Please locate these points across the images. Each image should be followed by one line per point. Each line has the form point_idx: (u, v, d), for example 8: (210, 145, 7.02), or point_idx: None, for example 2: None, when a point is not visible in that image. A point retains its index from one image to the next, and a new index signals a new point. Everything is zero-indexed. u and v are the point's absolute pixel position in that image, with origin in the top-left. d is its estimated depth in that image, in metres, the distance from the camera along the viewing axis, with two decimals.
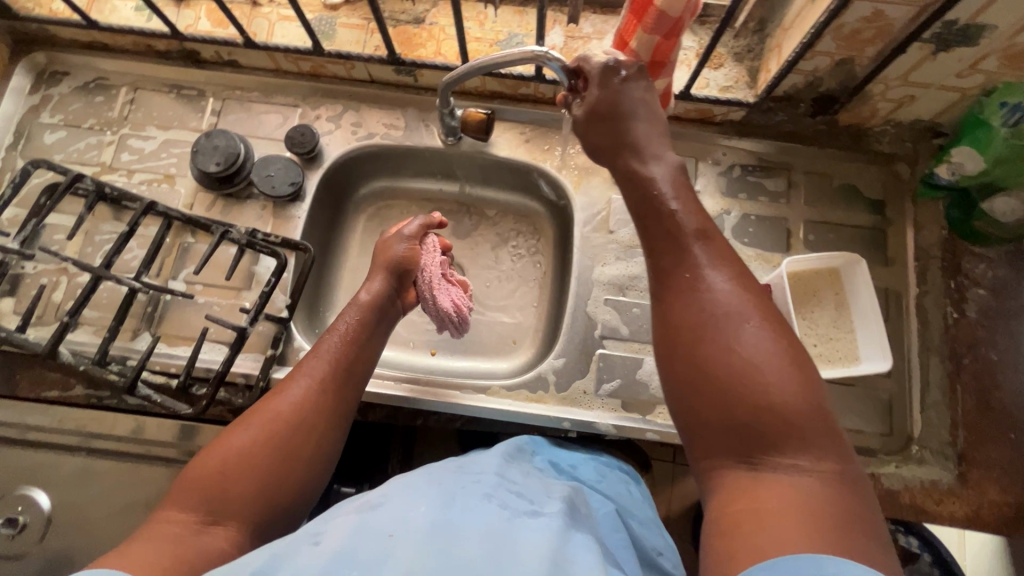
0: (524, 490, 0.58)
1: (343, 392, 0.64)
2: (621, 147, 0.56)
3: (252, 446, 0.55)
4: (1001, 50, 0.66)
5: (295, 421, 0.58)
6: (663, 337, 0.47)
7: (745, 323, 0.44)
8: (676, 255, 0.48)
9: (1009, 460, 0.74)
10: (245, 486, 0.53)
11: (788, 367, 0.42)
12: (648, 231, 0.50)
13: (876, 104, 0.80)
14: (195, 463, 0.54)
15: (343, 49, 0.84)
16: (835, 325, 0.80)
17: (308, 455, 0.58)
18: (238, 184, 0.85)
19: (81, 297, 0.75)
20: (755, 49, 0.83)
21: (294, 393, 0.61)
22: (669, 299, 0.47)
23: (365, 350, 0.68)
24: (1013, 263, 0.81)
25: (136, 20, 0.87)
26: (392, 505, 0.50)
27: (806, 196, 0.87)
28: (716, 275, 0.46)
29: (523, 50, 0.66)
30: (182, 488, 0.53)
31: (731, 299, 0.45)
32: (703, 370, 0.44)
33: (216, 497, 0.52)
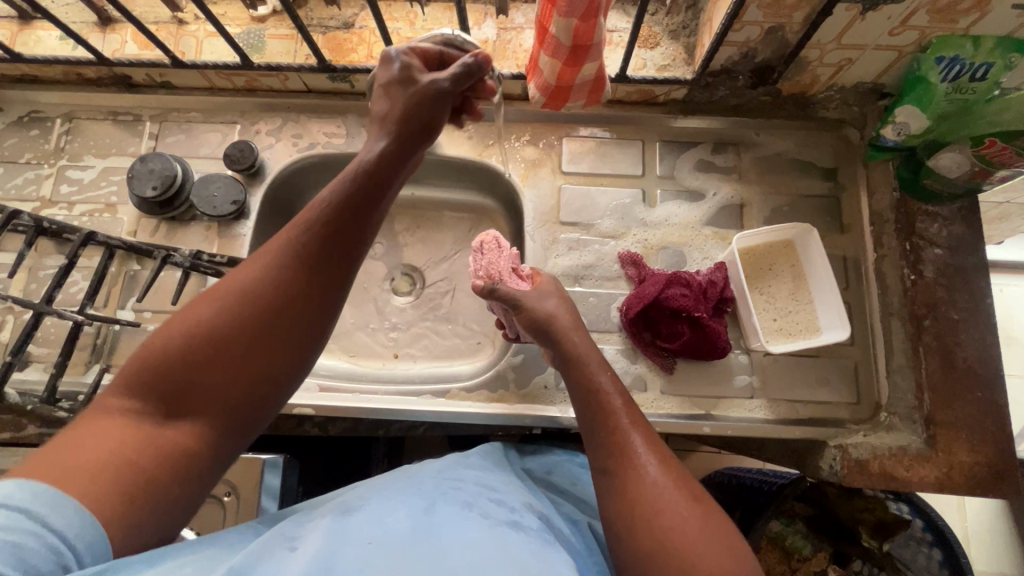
0: (505, 498, 0.58)
1: (334, 279, 0.56)
2: (552, 334, 0.66)
3: (215, 332, 0.51)
4: (928, 4, 0.64)
5: (270, 311, 0.53)
6: (619, 516, 0.51)
7: (679, 500, 0.50)
8: (616, 439, 0.56)
9: (976, 419, 0.72)
10: (211, 377, 0.50)
11: (717, 536, 0.48)
12: (592, 420, 0.59)
13: (815, 70, 0.78)
14: (153, 339, 0.51)
15: (273, 61, 0.83)
16: (794, 298, 0.79)
17: (286, 349, 0.53)
18: (179, 207, 0.84)
19: (22, 335, 0.72)
20: (690, 25, 0.82)
21: (267, 271, 0.54)
22: (615, 482, 0.53)
23: (358, 223, 0.57)
24: (967, 218, 0.79)
25: (61, 50, 0.85)
26: (369, 510, 0.49)
27: (757, 171, 0.85)
28: (649, 459, 0.54)
29: (433, 33, 0.67)
30: (138, 369, 0.49)
31: (665, 480, 0.52)
32: (649, 544, 0.49)
33: (176, 393, 0.49)
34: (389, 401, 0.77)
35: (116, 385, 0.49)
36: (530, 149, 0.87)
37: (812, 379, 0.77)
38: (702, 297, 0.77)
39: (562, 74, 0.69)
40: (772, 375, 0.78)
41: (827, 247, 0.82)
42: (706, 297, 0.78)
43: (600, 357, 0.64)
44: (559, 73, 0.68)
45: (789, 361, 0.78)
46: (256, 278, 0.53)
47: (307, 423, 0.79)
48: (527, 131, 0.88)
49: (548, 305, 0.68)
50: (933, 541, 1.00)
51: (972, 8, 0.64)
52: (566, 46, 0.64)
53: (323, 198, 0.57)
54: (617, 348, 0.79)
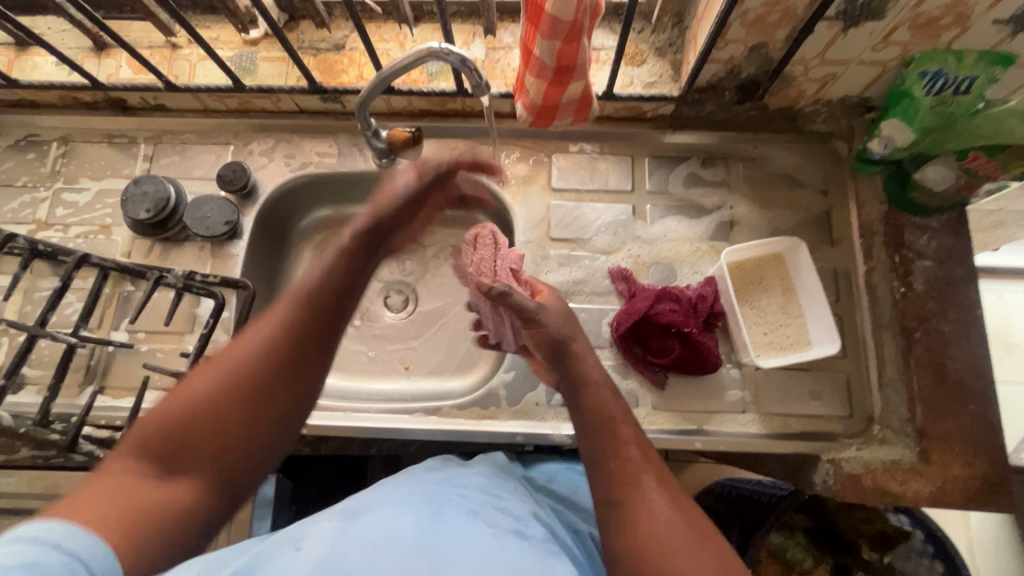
0: (509, 506, 0.58)
1: (330, 342, 0.57)
2: (564, 352, 0.66)
3: (216, 395, 0.51)
4: (908, 20, 0.65)
5: (271, 375, 0.53)
6: (626, 551, 0.50)
7: (690, 539, 0.49)
8: (625, 472, 0.54)
9: (969, 432, 0.71)
10: (213, 439, 0.50)
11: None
12: (597, 451, 0.58)
13: (801, 85, 0.79)
14: (156, 407, 0.51)
15: (265, 83, 0.84)
16: (784, 312, 0.79)
17: (284, 409, 0.53)
18: (172, 228, 0.85)
19: (16, 358, 0.72)
20: (676, 42, 0.83)
21: (266, 332, 0.54)
22: (622, 516, 0.52)
23: (350, 288, 0.59)
24: (956, 230, 0.79)
25: (57, 75, 0.87)
26: (375, 513, 0.49)
27: (746, 184, 0.86)
28: (659, 496, 0.52)
29: (418, 48, 0.64)
30: (140, 434, 0.49)
31: (676, 517, 0.51)
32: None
33: (178, 457, 0.49)
34: (381, 419, 0.77)
35: (117, 452, 0.49)
36: (520, 166, 0.88)
37: (805, 393, 0.77)
38: (692, 311, 0.78)
39: (548, 94, 0.69)
40: (763, 389, 0.77)
41: (817, 261, 0.82)
42: (696, 312, 0.78)
43: (608, 378, 0.64)
44: (545, 93, 0.69)
45: (781, 375, 0.78)
46: (257, 345, 0.54)
47: (299, 442, 0.79)
48: (517, 148, 0.89)
49: (559, 319, 0.68)
50: (934, 552, 0.97)
51: (952, 23, 0.65)
52: (550, 67, 0.65)
53: (313, 272, 0.58)
54: (608, 363, 0.79)
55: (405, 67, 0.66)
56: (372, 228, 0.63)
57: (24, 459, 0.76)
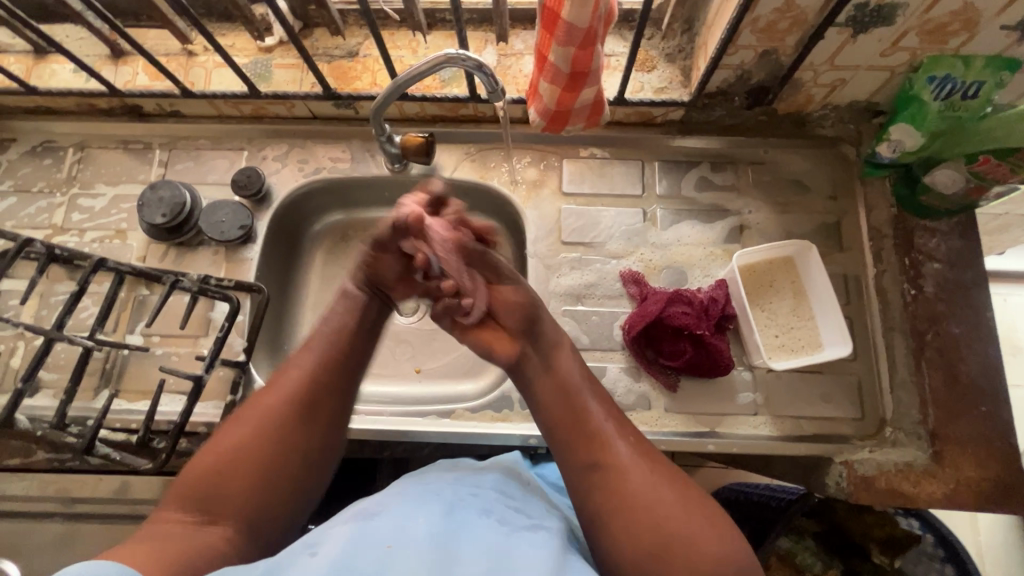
0: (522, 505, 0.59)
1: (346, 401, 0.64)
2: (531, 322, 0.66)
3: (246, 448, 0.57)
4: (917, 26, 0.66)
5: (292, 423, 0.60)
6: (608, 505, 0.56)
7: (661, 484, 0.57)
8: (591, 433, 0.60)
9: (981, 434, 0.72)
10: (243, 484, 0.56)
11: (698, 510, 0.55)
12: (571, 434, 0.61)
13: (810, 90, 0.80)
14: (192, 465, 0.57)
15: (279, 90, 0.85)
16: (795, 314, 0.79)
17: (306, 460, 0.60)
18: (188, 232, 0.85)
19: (34, 361, 0.73)
20: (686, 48, 0.84)
21: (286, 387, 0.61)
22: (597, 476, 0.58)
23: (358, 343, 0.66)
24: (965, 233, 0.79)
25: (75, 82, 0.88)
26: (388, 514, 0.50)
27: (755, 188, 0.87)
28: (626, 450, 0.59)
29: (437, 54, 0.65)
30: (180, 488, 0.56)
31: (644, 467, 0.58)
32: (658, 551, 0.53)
33: (214, 503, 0.55)
34: (394, 422, 0.77)
35: (165, 505, 0.55)
36: (531, 170, 0.89)
37: (816, 395, 0.78)
38: (705, 314, 0.78)
39: (561, 99, 0.70)
40: (775, 392, 0.78)
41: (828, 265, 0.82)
42: (708, 314, 0.78)
43: (570, 342, 0.68)
44: (558, 98, 0.70)
45: (792, 377, 0.78)
46: (279, 399, 0.61)
47: None
48: (529, 153, 0.90)
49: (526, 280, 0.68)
50: (945, 556, 1.00)
51: (961, 29, 0.66)
52: (565, 73, 0.66)
53: (322, 332, 0.66)
54: (620, 366, 0.79)
55: (423, 73, 0.67)
56: (371, 293, 0.67)
57: (39, 462, 0.76)
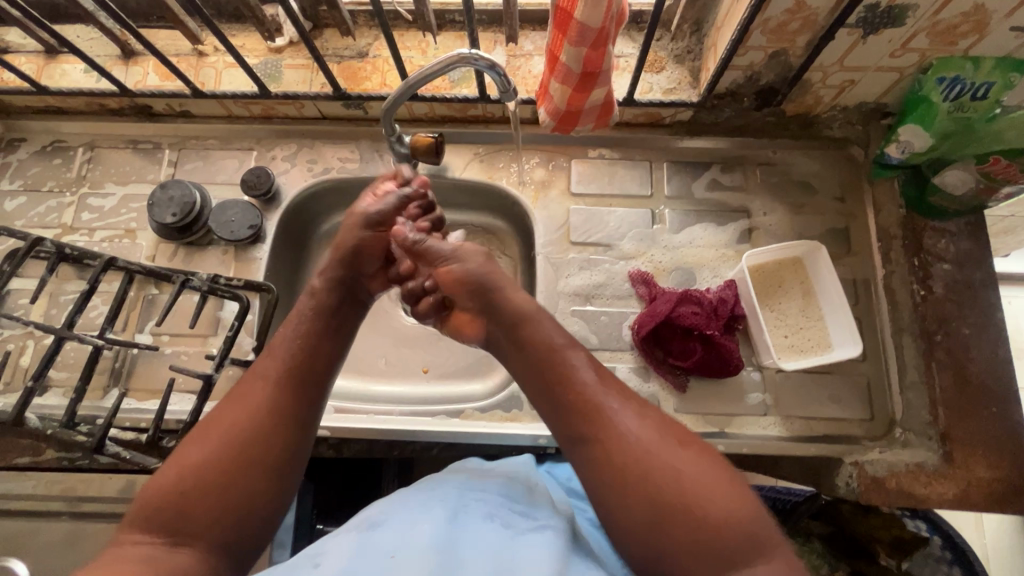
0: (528, 505, 0.59)
1: (317, 392, 0.61)
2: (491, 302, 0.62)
3: (215, 460, 0.55)
4: (927, 28, 0.66)
5: (260, 433, 0.57)
6: (611, 479, 0.54)
7: (665, 449, 0.54)
8: (588, 405, 0.57)
9: (991, 435, 0.72)
10: (209, 501, 0.53)
11: (707, 474, 0.53)
12: (559, 406, 0.58)
13: (819, 92, 0.80)
14: (153, 483, 0.54)
15: (289, 90, 0.85)
16: (804, 315, 0.79)
17: (280, 460, 0.57)
18: (197, 232, 0.86)
19: (44, 360, 0.73)
20: (695, 49, 0.84)
21: (253, 398, 0.58)
22: (595, 450, 0.55)
23: (322, 349, 0.62)
24: (974, 234, 0.79)
25: (86, 82, 0.88)
26: (387, 524, 0.53)
27: (764, 189, 0.87)
28: (627, 417, 0.56)
29: (450, 54, 0.65)
30: (143, 508, 0.53)
31: (646, 432, 0.55)
32: (662, 516, 0.51)
33: (179, 523, 0.52)
34: (404, 422, 0.77)
35: (128, 526, 0.53)
36: (539, 170, 0.89)
37: (825, 396, 0.78)
38: (714, 315, 0.78)
39: (572, 99, 0.71)
40: (784, 393, 0.78)
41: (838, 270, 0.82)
42: (717, 315, 0.78)
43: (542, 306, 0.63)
44: (569, 98, 0.70)
45: (801, 378, 0.78)
46: (245, 410, 0.58)
47: (322, 445, 0.79)
48: (537, 153, 0.90)
49: (475, 258, 0.64)
50: (953, 559, 0.99)
51: (971, 31, 0.66)
52: (576, 73, 0.66)
53: (286, 337, 0.62)
54: (630, 367, 0.80)
55: (436, 73, 0.67)
56: (339, 285, 0.65)
57: (49, 461, 0.76)
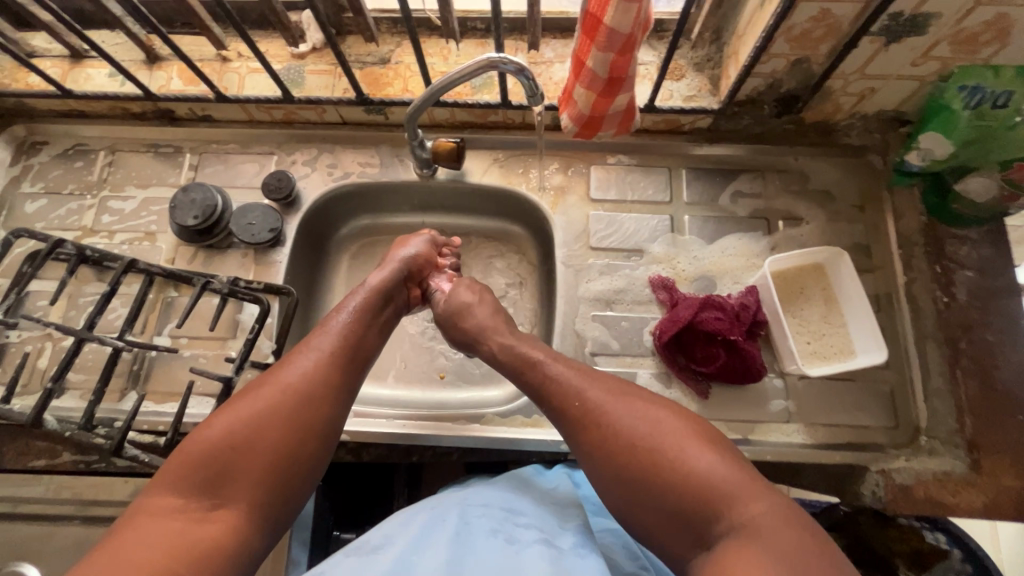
0: (532, 519, 0.64)
1: (345, 373, 0.65)
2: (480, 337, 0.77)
3: (242, 429, 0.56)
4: (950, 36, 0.67)
5: (301, 398, 0.60)
6: (626, 446, 0.58)
7: (674, 421, 0.59)
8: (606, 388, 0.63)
9: (1020, 443, 0.71)
10: (246, 460, 0.55)
11: (712, 441, 0.57)
12: (546, 405, 0.65)
13: (839, 99, 0.80)
14: (192, 441, 0.56)
15: (312, 95, 0.86)
16: (826, 321, 0.79)
17: (302, 434, 0.59)
18: (218, 235, 0.86)
19: (63, 361, 0.73)
20: (714, 58, 0.85)
21: (298, 366, 0.63)
22: (613, 420, 0.60)
23: (364, 340, 0.70)
24: (995, 241, 0.80)
25: (110, 86, 0.89)
26: (388, 548, 0.57)
27: (783, 196, 0.87)
28: (639, 398, 0.62)
29: (479, 58, 0.66)
30: (179, 468, 0.54)
31: (657, 407, 0.60)
32: (646, 482, 0.56)
33: (215, 481, 0.54)
34: (424, 427, 0.77)
35: (158, 489, 0.53)
36: (558, 176, 0.89)
37: (848, 403, 0.77)
38: (737, 320, 0.77)
39: (596, 105, 0.71)
40: (807, 400, 0.77)
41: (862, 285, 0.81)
42: (740, 320, 0.78)
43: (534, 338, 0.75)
44: (593, 103, 0.71)
45: (824, 385, 0.78)
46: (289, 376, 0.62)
47: (340, 449, 0.78)
48: (557, 159, 0.90)
49: (449, 324, 0.81)
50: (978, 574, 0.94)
51: (993, 39, 0.67)
52: (602, 78, 0.67)
53: (335, 322, 0.69)
54: (652, 372, 0.79)
55: (464, 77, 0.68)
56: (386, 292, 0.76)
57: (65, 464, 0.76)
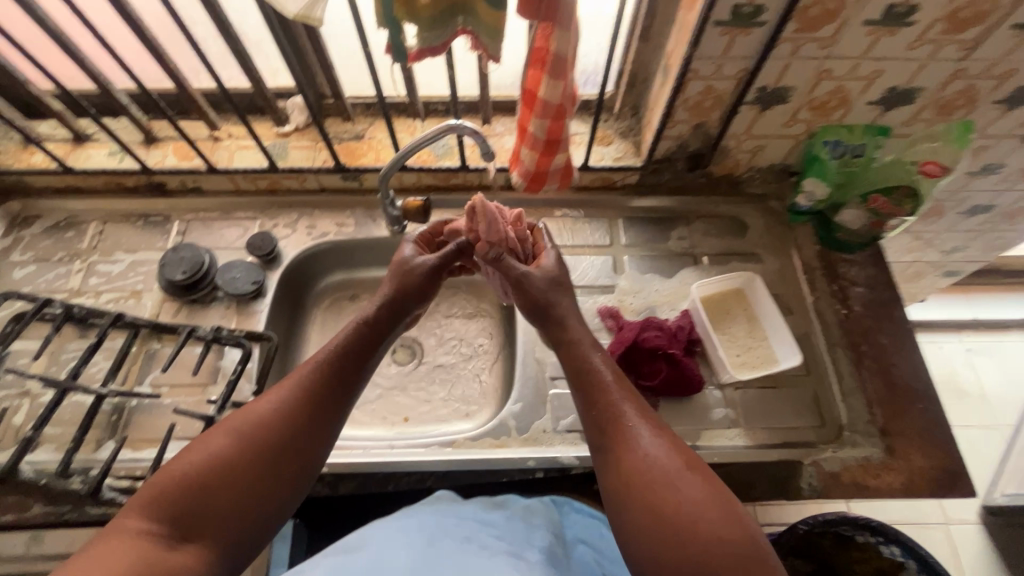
0: (505, 532, 0.69)
1: (320, 416, 0.62)
2: (552, 320, 0.74)
3: (229, 460, 0.56)
4: (807, 103, 0.86)
5: (273, 444, 0.58)
6: (633, 482, 0.58)
7: (688, 473, 0.57)
8: (627, 415, 0.63)
9: (922, 427, 0.82)
10: (219, 504, 0.54)
11: (717, 500, 0.56)
12: (588, 412, 0.66)
13: (737, 156, 0.98)
14: (172, 465, 0.55)
15: (295, 165, 0.99)
16: (751, 336, 0.91)
17: (286, 478, 0.58)
18: (203, 289, 0.93)
19: (45, 412, 0.76)
20: (634, 128, 1.03)
21: (280, 403, 0.61)
22: (631, 454, 0.60)
23: (349, 376, 0.65)
24: (877, 262, 0.96)
25: (109, 163, 0.99)
26: (370, 547, 0.63)
27: (704, 236, 1.03)
28: (654, 440, 0.60)
29: (439, 125, 0.80)
30: (148, 495, 0.53)
31: (668, 451, 0.59)
32: (632, 497, 0.57)
33: (183, 518, 0.53)
34: (395, 454, 0.81)
35: (132, 508, 0.53)
36: None
37: (780, 408, 0.86)
38: (674, 338, 0.89)
39: (539, 162, 0.86)
40: (744, 407, 0.86)
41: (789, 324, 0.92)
42: (677, 338, 0.89)
43: (592, 337, 0.72)
44: (537, 161, 0.85)
45: (757, 392, 0.87)
46: (268, 402, 0.61)
47: (318, 482, 0.81)
48: None
49: (543, 288, 0.76)
50: None
51: (839, 105, 0.87)
52: (541, 140, 0.82)
53: (326, 350, 0.66)
54: None
55: (428, 142, 0.82)
56: (395, 310, 0.72)
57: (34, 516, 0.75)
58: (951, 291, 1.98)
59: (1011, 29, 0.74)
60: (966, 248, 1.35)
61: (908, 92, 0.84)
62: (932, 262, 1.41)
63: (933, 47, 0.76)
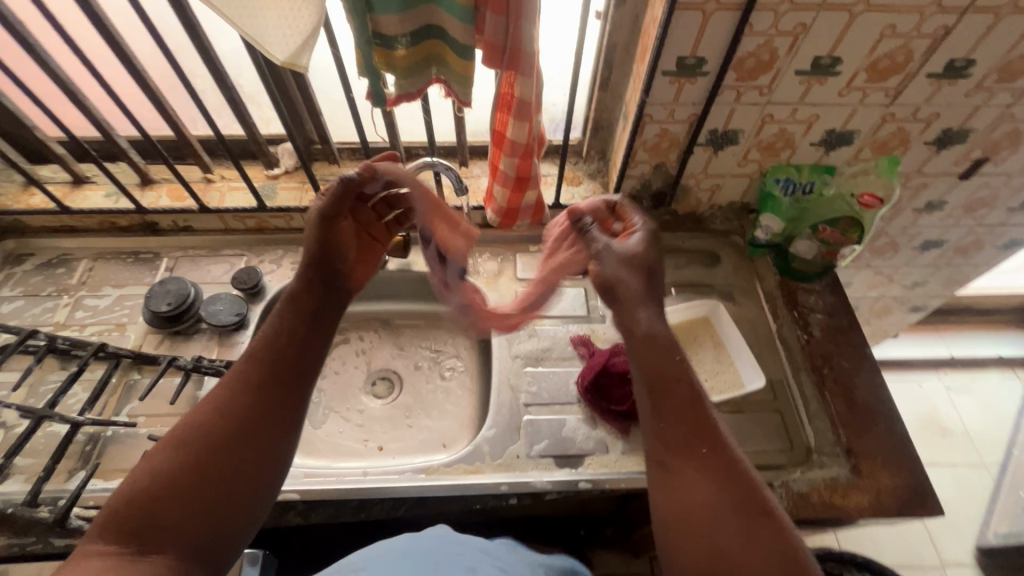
0: (508, 566, 0.65)
1: (274, 410, 0.61)
2: (627, 303, 0.65)
3: (184, 471, 0.55)
4: (755, 144, 0.94)
5: (232, 443, 0.58)
6: (677, 511, 0.55)
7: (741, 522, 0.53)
8: (690, 441, 0.57)
9: (886, 446, 0.84)
10: (183, 514, 0.54)
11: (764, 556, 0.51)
12: (652, 422, 0.59)
13: (697, 194, 1.05)
14: (133, 478, 0.55)
15: (282, 204, 1.05)
16: (718, 361, 0.94)
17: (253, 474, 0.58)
18: (186, 321, 0.96)
19: (18, 441, 0.75)
20: (602, 169, 1.10)
21: (231, 403, 0.60)
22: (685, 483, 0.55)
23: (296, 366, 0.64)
24: (835, 290, 1.01)
25: (105, 203, 1.04)
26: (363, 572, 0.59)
27: (671, 268, 1.08)
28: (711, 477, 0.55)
29: (417, 161, 0.86)
30: (115, 513, 0.53)
31: (726, 492, 0.54)
32: (679, 528, 0.54)
33: (147, 532, 0.52)
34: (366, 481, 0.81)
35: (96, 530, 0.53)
36: (490, 263, 1.08)
37: (748, 432, 0.88)
38: None
39: (511, 198, 0.92)
40: None
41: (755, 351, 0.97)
42: None
43: (673, 338, 0.63)
44: (509, 197, 0.91)
45: (726, 416, 0.89)
46: (219, 404, 0.60)
47: (290, 511, 0.80)
48: (488, 250, 1.09)
49: (616, 265, 0.67)
50: None
51: (785, 146, 0.95)
52: (512, 177, 0.88)
53: (269, 341, 0.65)
54: (577, 418, 0.89)
55: None
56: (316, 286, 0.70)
57: None
58: (921, 330, 2.04)
59: (927, 78, 0.83)
60: (925, 283, 1.41)
61: (846, 134, 0.92)
62: (896, 297, 1.48)
63: (861, 93, 0.85)
